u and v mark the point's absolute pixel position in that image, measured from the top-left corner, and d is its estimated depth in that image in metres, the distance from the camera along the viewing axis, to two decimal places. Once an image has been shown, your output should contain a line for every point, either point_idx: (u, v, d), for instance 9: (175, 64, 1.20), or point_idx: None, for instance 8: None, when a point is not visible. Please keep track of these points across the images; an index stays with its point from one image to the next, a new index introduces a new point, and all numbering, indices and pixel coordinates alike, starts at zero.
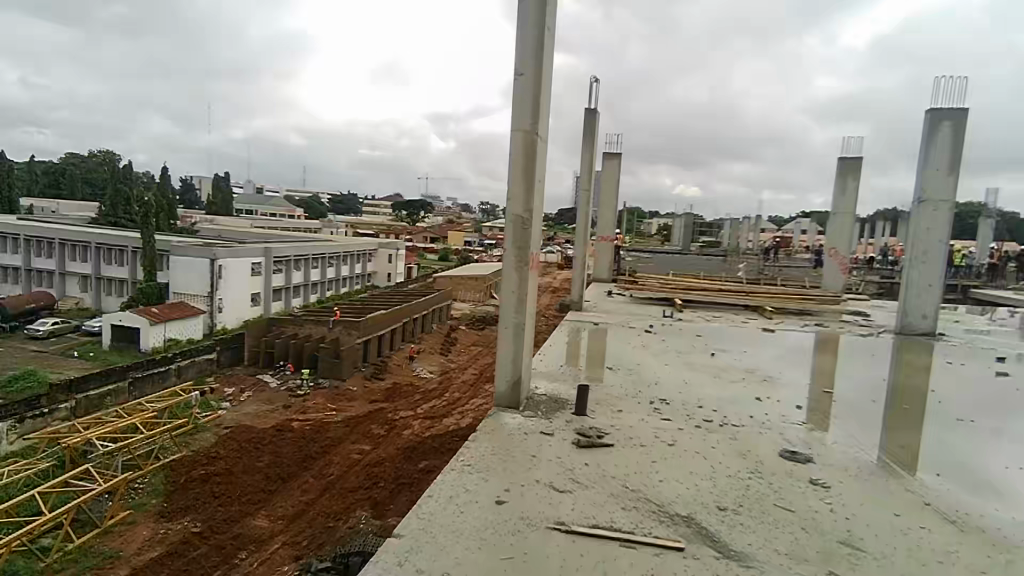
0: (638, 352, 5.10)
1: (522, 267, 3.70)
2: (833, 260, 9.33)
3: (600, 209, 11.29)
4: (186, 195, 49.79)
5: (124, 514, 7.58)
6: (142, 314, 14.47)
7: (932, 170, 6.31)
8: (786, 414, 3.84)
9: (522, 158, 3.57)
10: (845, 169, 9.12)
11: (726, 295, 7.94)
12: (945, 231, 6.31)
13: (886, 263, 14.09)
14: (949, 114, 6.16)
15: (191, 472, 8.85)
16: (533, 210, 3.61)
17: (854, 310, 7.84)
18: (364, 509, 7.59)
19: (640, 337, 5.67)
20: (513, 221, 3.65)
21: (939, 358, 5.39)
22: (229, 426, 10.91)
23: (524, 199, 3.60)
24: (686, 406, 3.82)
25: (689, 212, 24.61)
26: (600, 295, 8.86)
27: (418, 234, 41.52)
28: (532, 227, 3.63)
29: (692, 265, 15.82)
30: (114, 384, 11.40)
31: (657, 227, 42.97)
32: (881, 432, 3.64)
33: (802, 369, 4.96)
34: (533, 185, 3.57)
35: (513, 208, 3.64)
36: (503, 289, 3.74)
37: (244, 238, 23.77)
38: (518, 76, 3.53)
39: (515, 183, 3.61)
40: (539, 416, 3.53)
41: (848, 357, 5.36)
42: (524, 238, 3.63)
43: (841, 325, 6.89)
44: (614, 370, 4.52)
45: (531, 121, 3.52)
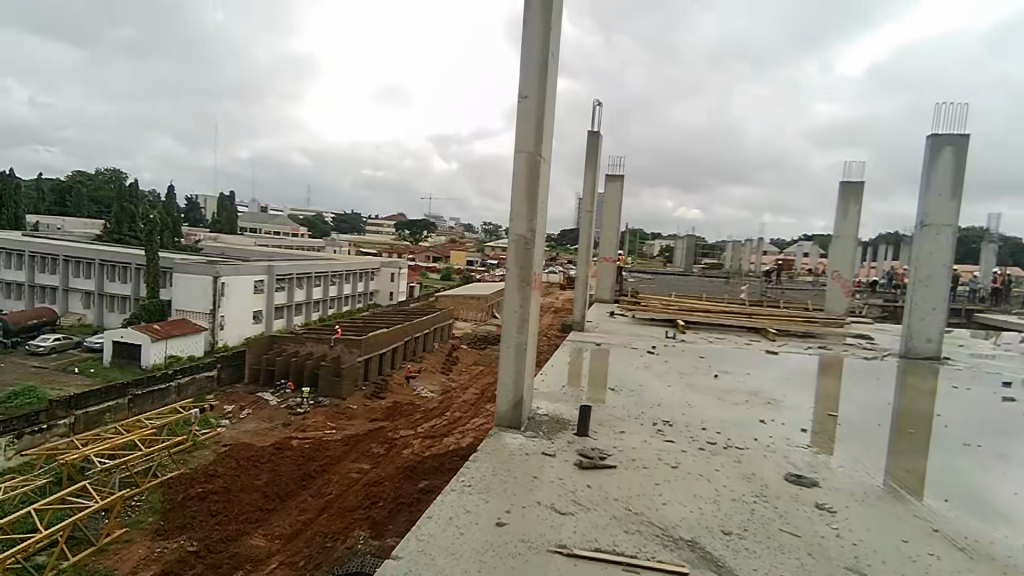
0: (641, 373, 5.06)
1: (525, 287, 3.69)
2: (835, 283, 9.32)
3: (601, 230, 11.36)
4: (191, 214, 50.17)
5: (120, 532, 7.50)
6: (144, 331, 14.50)
7: (934, 195, 6.33)
8: (790, 437, 3.80)
9: (525, 177, 3.59)
10: (846, 193, 9.17)
11: (729, 316, 7.92)
12: (948, 256, 6.31)
13: (889, 286, 14.08)
14: (950, 140, 6.20)
15: (189, 490, 8.78)
16: (536, 230, 3.61)
17: (857, 333, 7.81)
18: (363, 528, 7.49)
19: (642, 358, 5.66)
20: (516, 241, 3.66)
21: (944, 382, 5.35)
22: (228, 444, 10.86)
23: (527, 218, 3.61)
24: (689, 428, 3.78)
25: (691, 234, 24.72)
26: (602, 316, 8.86)
27: (420, 254, 41.75)
28: (534, 246, 3.64)
29: (694, 286, 15.81)
30: (113, 400, 11.38)
31: (658, 249, 43.17)
32: (886, 456, 3.61)
33: (805, 392, 4.92)
34: (536, 205, 3.58)
35: (516, 228, 3.65)
36: (505, 309, 3.73)
37: (247, 256, 23.89)
38: (521, 98, 3.57)
39: (518, 203, 3.62)
40: (540, 436, 3.50)
41: (852, 380, 5.32)
42: (527, 257, 3.64)
43: (844, 348, 6.86)
44: (616, 392, 4.48)
45: (535, 143, 3.54)
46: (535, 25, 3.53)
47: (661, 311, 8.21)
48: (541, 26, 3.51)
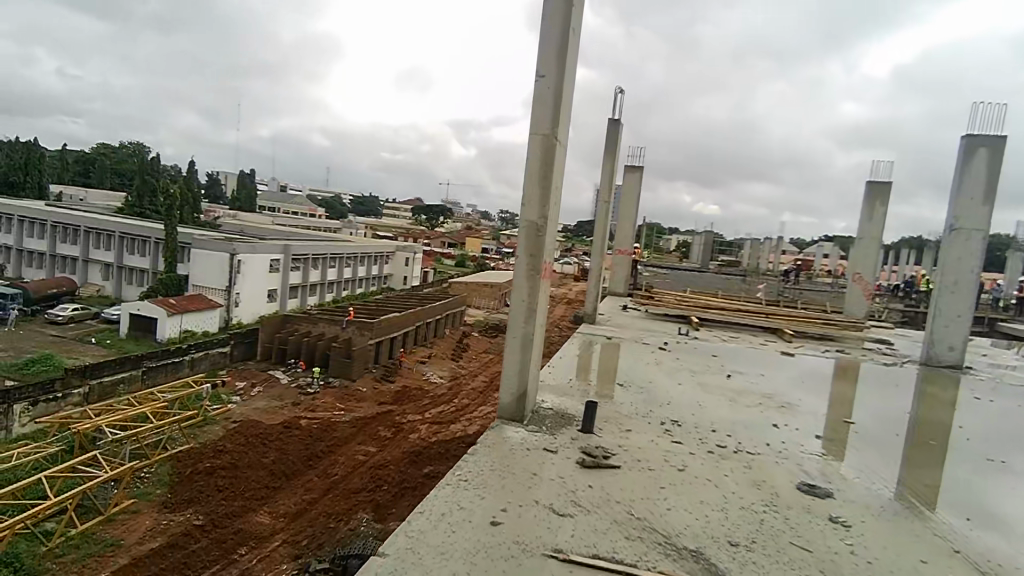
0: (651, 370, 4.97)
1: (534, 276, 3.60)
2: (856, 286, 9.12)
3: (618, 222, 11.20)
4: (212, 190, 50.72)
5: (128, 502, 7.62)
6: (160, 305, 14.65)
7: (966, 197, 6.13)
8: (805, 443, 3.70)
9: (539, 162, 3.50)
10: (872, 194, 8.92)
11: (744, 315, 7.76)
12: (977, 261, 6.11)
13: (910, 291, 13.79)
14: (987, 140, 5.97)
15: (198, 464, 8.89)
16: (548, 217, 3.53)
17: (876, 338, 7.63)
18: (366, 511, 7.52)
19: (653, 354, 5.56)
20: (526, 227, 3.57)
21: (965, 393, 5.19)
22: (237, 421, 10.99)
23: (540, 203, 3.52)
24: (699, 429, 3.69)
25: (709, 231, 24.41)
26: (614, 308, 8.77)
27: (436, 240, 41.88)
28: (546, 234, 3.55)
29: (710, 283, 15.58)
30: (127, 372, 11.55)
31: (676, 244, 42.88)
32: (900, 464, 3.52)
33: (819, 395, 4.83)
34: (549, 191, 3.49)
35: (528, 214, 3.57)
36: (514, 297, 3.65)
37: (264, 234, 24.06)
38: (538, 77, 3.47)
39: (530, 186, 3.53)
40: (543, 431, 3.43)
41: (869, 386, 5.19)
42: (537, 245, 3.55)
43: (863, 352, 6.69)
44: (625, 388, 4.39)
45: (551, 126, 3.45)
46: (555, 0, 3.41)
47: (674, 306, 8.08)
48: (562, 2, 3.39)
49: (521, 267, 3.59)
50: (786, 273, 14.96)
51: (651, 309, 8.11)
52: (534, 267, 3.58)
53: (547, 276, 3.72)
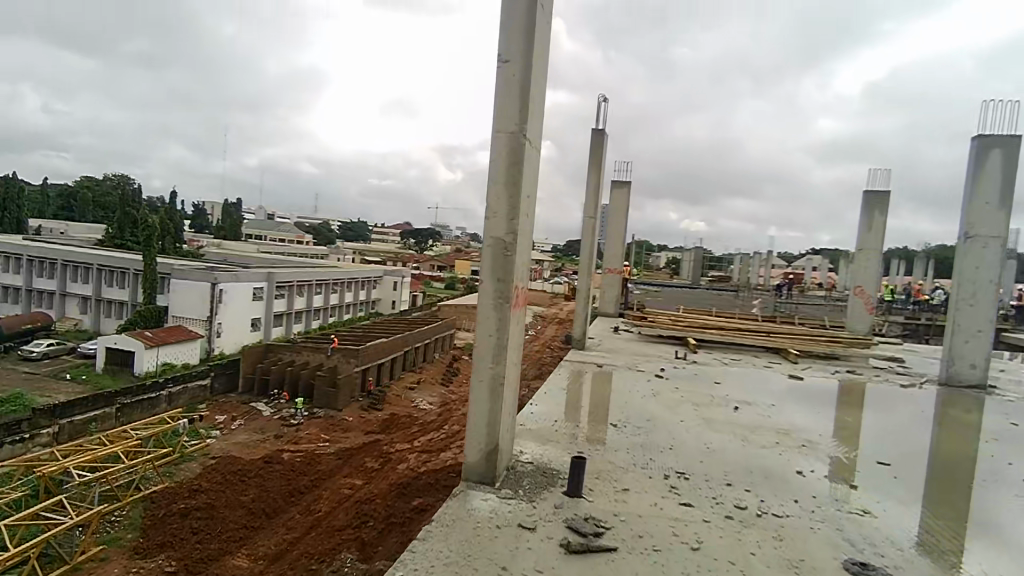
0: (651, 404, 4.59)
1: (503, 306, 3.22)
2: (858, 300, 8.83)
3: (607, 239, 10.93)
4: (197, 220, 50.27)
5: (96, 549, 7.13)
6: (138, 338, 14.13)
7: (980, 203, 5.87)
8: (840, 498, 3.24)
9: (506, 166, 3.15)
10: (869, 204, 8.65)
11: (745, 334, 7.39)
12: (996, 270, 5.83)
13: (907, 302, 13.55)
14: (1000, 140, 5.73)
15: (172, 505, 8.40)
16: (517, 232, 3.16)
17: (884, 354, 7.29)
18: (350, 550, 6.97)
19: (650, 383, 5.20)
20: (492, 245, 3.20)
21: (994, 417, 4.83)
22: (216, 457, 10.47)
23: (508, 216, 3.16)
24: (710, 486, 3.27)
25: (698, 247, 24.26)
26: (606, 330, 8.42)
27: (426, 263, 41.56)
28: (515, 252, 3.18)
29: (704, 300, 15.27)
30: (100, 409, 11.04)
31: (665, 261, 42.83)
32: (926, 512, 3.14)
33: (830, 425, 4.45)
34: (518, 203, 3.14)
35: (493, 230, 3.20)
36: (480, 331, 3.24)
37: (247, 263, 23.63)
38: (501, 64, 3.13)
39: (495, 197, 3.18)
40: (520, 498, 3.01)
41: (892, 413, 4.81)
42: (507, 267, 3.18)
43: (875, 372, 6.34)
44: (620, 430, 4.00)
45: (517, 122, 3.12)
46: None
47: (669, 327, 7.72)
48: None
49: (488, 296, 3.21)
50: (778, 287, 14.76)
51: (644, 331, 7.77)
52: (503, 294, 3.20)
53: (519, 304, 3.35)
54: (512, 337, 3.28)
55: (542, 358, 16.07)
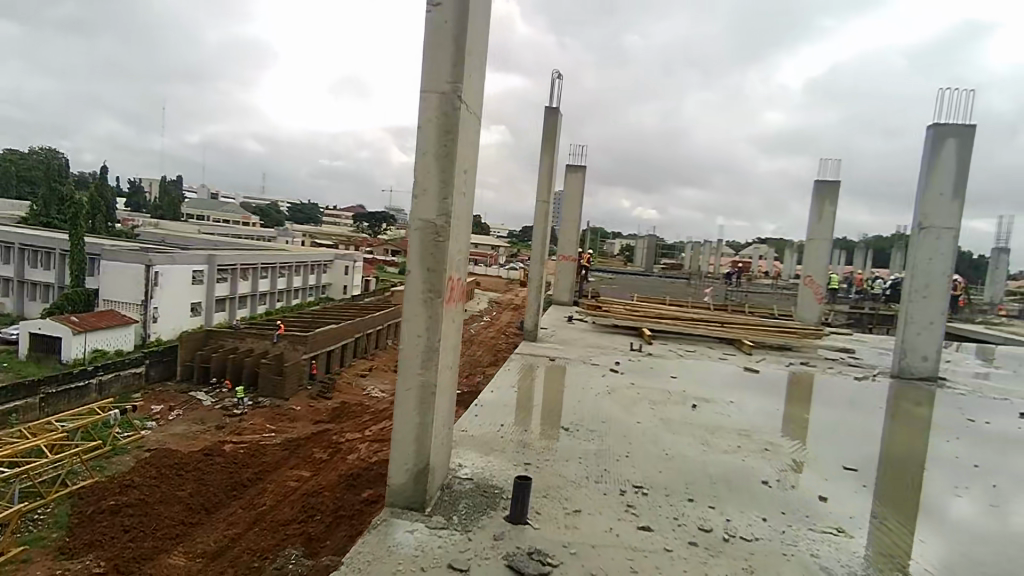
0: (607, 405, 4.39)
1: (432, 302, 2.78)
2: (809, 290, 8.95)
3: (562, 224, 10.86)
4: (135, 199, 47.74)
5: (17, 551, 6.61)
6: (64, 323, 13.16)
7: (935, 193, 5.97)
8: (807, 508, 3.05)
9: (437, 136, 2.71)
10: (821, 194, 8.70)
11: (700, 324, 7.36)
12: (948, 261, 5.95)
13: (852, 293, 13.94)
14: (954, 130, 5.83)
15: (102, 502, 7.84)
16: (451, 214, 2.73)
17: (835, 345, 7.37)
18: (296, 545, 6.58)
19: (605, 379, 5.02)
20: (420, 228, 2.76)
21: (945, 411, 4.87)
22: (151, 449, 9.87)
23: (439, 196, 2.71)
24: (671, 501, 3.00)
25: (652, 235, 24.49)
26: (560, 320, 8.26)
27: (379, 247, 40.69)
28: (447, 237, 2.75)
29: (657, 288, 15.35)
30: (21, 400, 10.22)
31: (619, 249, 43.30)
32: (889, 516, 3.03)
33: (782, 422, 4.34)
34: (451, 179, 2.70)
35: (422, 210, 2.75)
36: (406, 330, 2.80)
37: (188, 244, 22.49)
38: (430, 8, 2.65)
39: (424, 173, 2.73)
40: (453, 529, 2.60)
41: (848, 409, 4.78)
42: (439, 255, 2.75)
43: (828, 363, 6.37)
44: (573, 434, 3.80)
45: (451, 80, 2.68)
46: None
47: (623, 316, 7.61)
48: None
49: (417, 289, 2.76)
50: (729, 275, 14.97)
51: (598, 320, 7.63)
52: (433, 288, 2.76)
53: (452, 299, 2.93)
54: (445, 337, 2.87)
55: (496, 345, 15.86)
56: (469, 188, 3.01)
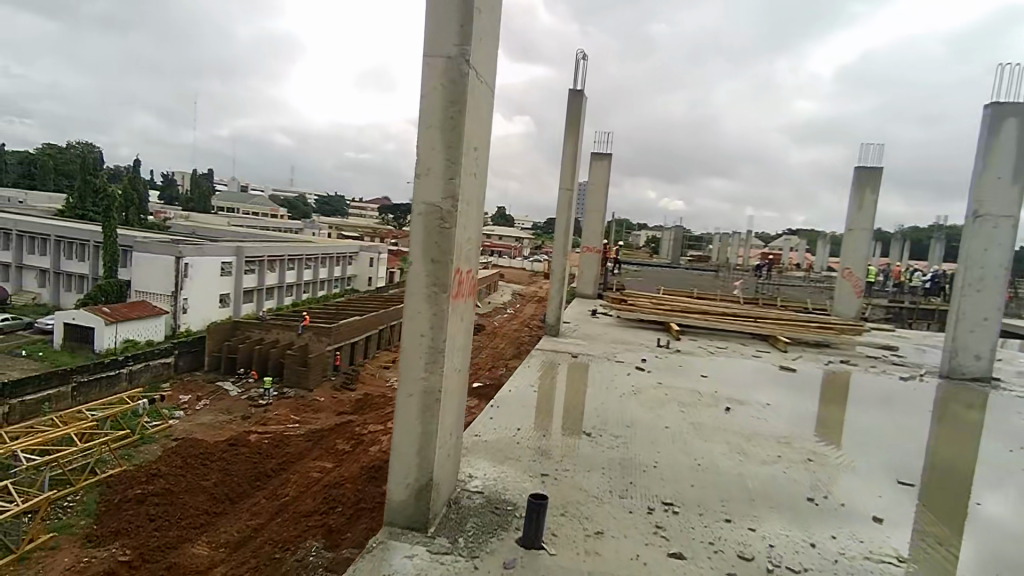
0: (633, 408, 4.16)
1: (438, 297, 2.53)
2: (847, 282, 8.62)
3: (586, 215, 10.63)
4: (168, 192, 48.79)
5: (46, 537, 6.73)
6: (97, 313, 13.42)
7: (992, 178, 5.63)
8: (855, 528, 2.75)
9: (443, 108, 2.42)
10: (861, 181, 8.29)
11: (730, 320, 7.10)
12: (1006, 252, 5.61)
13: (889, 286, 13.44)
14: (1014, 110, 5.49)
15: (129, 491, 7.93)
16: (457, 197, 2.46)
17: (875, 342, 7.04)
18: (317, 537, 6.53)
19: (631, 378, 4.81)
20: (424, 213, 2.49)
21: (999, 416, 4.54)
22: (179, 438, 9.99)
23: (445, 176, 2.44)
24: (703, 522, 2.73)
25: (679, 226, 24.06)
26: (584, 314, 8.07)
27: (404, 239, 40.86)
28: (453, 223, 2.48)
29: (684, 281, 15.01)
30: (54, 389, 10.44)
31: (645, 241, 42.80)
32: (950, 538, 2.73)
33: (822, 427, 4.07)
34: (457, 157, 2.42)
35: (425, 194, 2.48)
36: (409, 328, 2.56)
37: (217, 236, 22.83)
38: None
39: (428, 150, 2.45)
40: (457, 554, 2.39)
41: (893, 412, 4.47)
42: (445, 243, 2.48)
43: (869, 362, 6.07)
44: (595, 442, 3.58)
45: (458, 44, 2.37)
46: None
47: (649, 310, 7.39)
48: None
49: (420, 283, 2.51)
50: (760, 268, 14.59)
51: (623, 315, 7.42)
52: (438, 280, 2.50)
53: (460, 292, 2.67)
54: (453, 336, 2.63)
55: (520, 337, 15.70)
56: (481, 166, 2.74)
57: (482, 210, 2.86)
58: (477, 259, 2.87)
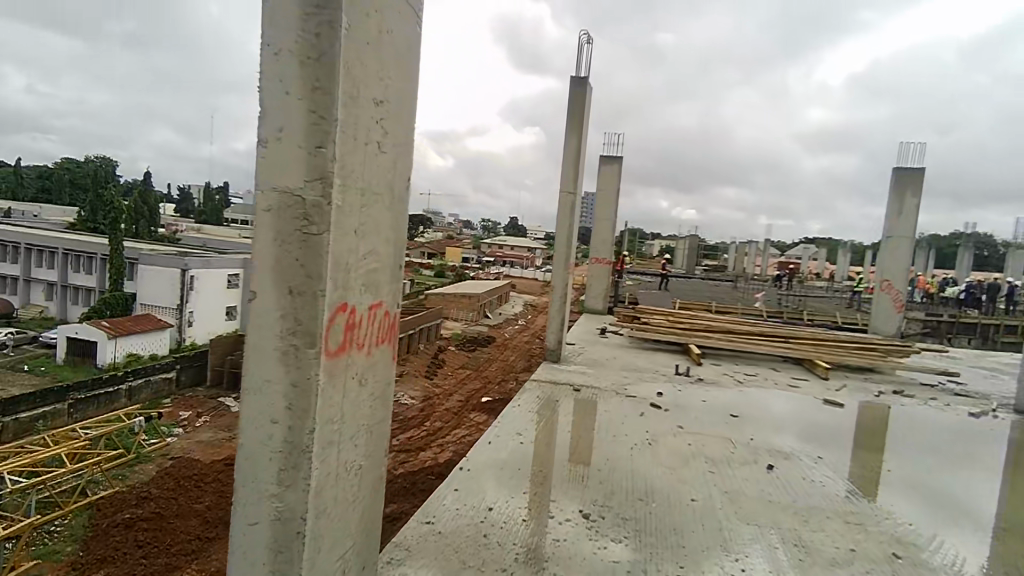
0: (652, 475, 3.25)
1: (298, 364, 1.44)
2: (885, 297, 8.08)
3: (595, 224, 10.12)
4: (182, 205, 49.23)
5: (27, 566, 6.24)
6: (100, 327, 13.08)
7: None
8: None
9: (301, 21, 1.37)
10: (901, 184, 7.68)
11: (756, 340, 6.49)
12: None
13: (920, 297, 12.80)
14: None
15: (117, 515, 7.43)
16: (333, 180, 1.40)
17: (923, 364, 6.38)
18: None
19: (650, 428, 4.03)
20: (278, 212, 1.44)
21: None
22: (175, 458, 9.49)
23: (308, 144, 1.39)
24: None
25: (694, 235, 23.53)
26: (592, 334, 7.51)
27: (416, 250, 40.74)
28: (321, 224, 1.42)
29: (701, 293, 14.38)
30: (49, 406, 10.03)
31: (659, 250, 42.34)
32: None
33: (889, 496, 3.21)
34: (328, 108, 1.37)
35: (278, 176, 1.43)
36: (252, 413, 1.50)
37: (226, 248, 22.63)
38: None
39: (282, 99, 1.41)
40: None
41: (969, 467, 3.67)
42: (310, 264, 1.42)
43: (926, 392, 5.43)
44: (599, 525, 2.67)
45: None
46: None
47: (665, 330, 6.81)
48: None
49: (270, 329, 1.45)
50: (781, 279, 14.01)
51: (637, 335, 6.81)
52: (301, 325, 1.44)
53: (351, 350, 1.59)
54: (347, 414, 1.61)
55: (530, 350, 15.13)
56: (394, 132, 1.71)
57: (400, 204, 1.83)
58: (391, 285, 1.82)
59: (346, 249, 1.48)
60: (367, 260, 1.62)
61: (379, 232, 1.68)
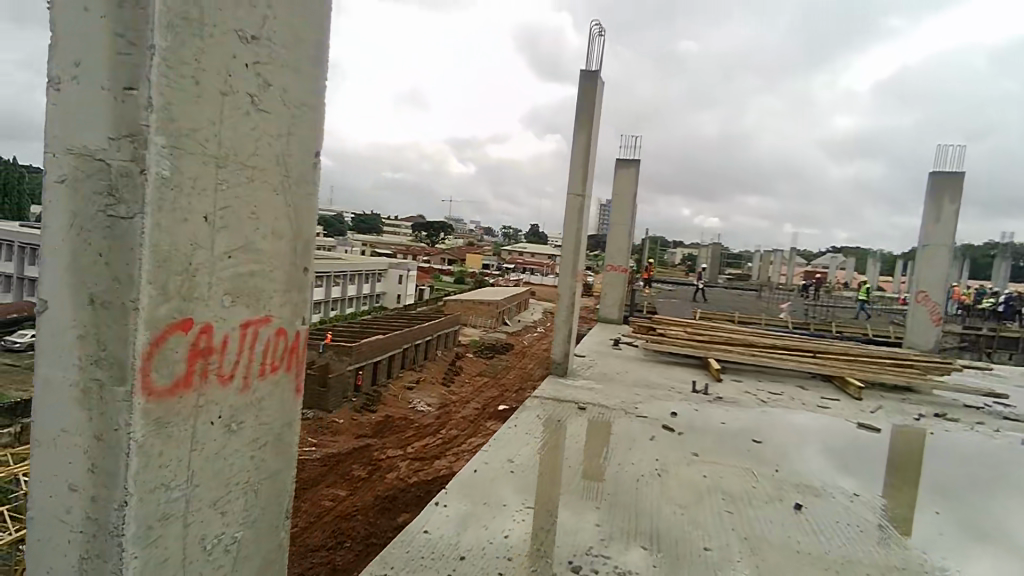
0: (657, 516, 2.93)
1: (107, 411, 1.01)
2: (922, 309, 7.67)
3: (611, 229, 9.80)
4: None
5: None
6: None
7: None
8: None
9: None
10: (938, 189, 7.28)
11: (781, 356, 6.14)
12: None
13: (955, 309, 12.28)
14: None
15: None
16: (149, 139, 0.95)
17: (966, 384, 5.96)
18: None
19: (661, 458, 3.70)
20: (74, 185, 1.00)
21: None
22: None
23: (114, 83, 0.94)
24: None
25: (716, 243, 23.09)
26: (606, 346, 7.20)
27: (436, 256, 40.81)
28: (132, 203, 0.96)
29: (724, 302, 13.98)
30: None
31: (680, 257, 41.89)
32: None
33: (931, 544, 2.84)
34: (139, 28, 0.92)
35: (79, 134, 0.99)
36: (53, 472, 1.07)
37: None
38: None
39: (82, 22, 0.97)
40: None
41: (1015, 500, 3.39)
42: (120, 259, 0.97)
43: (974, 415, 5.06)
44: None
45: None
46: None
47: (682, 344, 6.50)
48: None
49: (68, 355, 1.03)
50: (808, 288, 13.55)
51: (653, 348, 6.49)
52: (106, 352, 1.00)
53: (211, 385, 1.14)
54: (203, 476, 1.14)
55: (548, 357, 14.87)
56: (285, 84, 1.21)
57: (303, 183, 1.31)
58: (286, 295, 1.31)
59: (185, 239, 1.03)
60: (234, 258, 1.14)
61: (257, 219, 1.18)
